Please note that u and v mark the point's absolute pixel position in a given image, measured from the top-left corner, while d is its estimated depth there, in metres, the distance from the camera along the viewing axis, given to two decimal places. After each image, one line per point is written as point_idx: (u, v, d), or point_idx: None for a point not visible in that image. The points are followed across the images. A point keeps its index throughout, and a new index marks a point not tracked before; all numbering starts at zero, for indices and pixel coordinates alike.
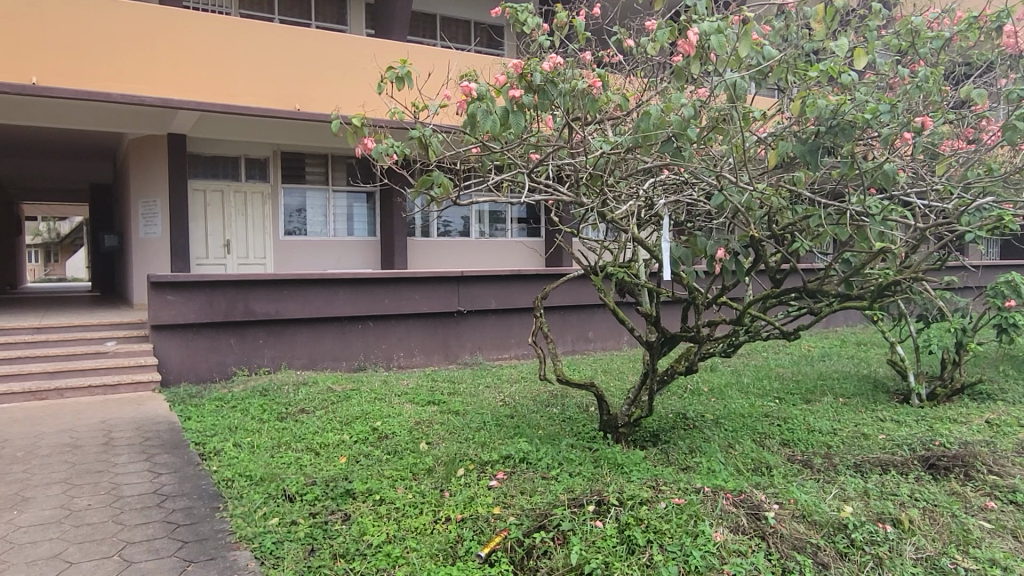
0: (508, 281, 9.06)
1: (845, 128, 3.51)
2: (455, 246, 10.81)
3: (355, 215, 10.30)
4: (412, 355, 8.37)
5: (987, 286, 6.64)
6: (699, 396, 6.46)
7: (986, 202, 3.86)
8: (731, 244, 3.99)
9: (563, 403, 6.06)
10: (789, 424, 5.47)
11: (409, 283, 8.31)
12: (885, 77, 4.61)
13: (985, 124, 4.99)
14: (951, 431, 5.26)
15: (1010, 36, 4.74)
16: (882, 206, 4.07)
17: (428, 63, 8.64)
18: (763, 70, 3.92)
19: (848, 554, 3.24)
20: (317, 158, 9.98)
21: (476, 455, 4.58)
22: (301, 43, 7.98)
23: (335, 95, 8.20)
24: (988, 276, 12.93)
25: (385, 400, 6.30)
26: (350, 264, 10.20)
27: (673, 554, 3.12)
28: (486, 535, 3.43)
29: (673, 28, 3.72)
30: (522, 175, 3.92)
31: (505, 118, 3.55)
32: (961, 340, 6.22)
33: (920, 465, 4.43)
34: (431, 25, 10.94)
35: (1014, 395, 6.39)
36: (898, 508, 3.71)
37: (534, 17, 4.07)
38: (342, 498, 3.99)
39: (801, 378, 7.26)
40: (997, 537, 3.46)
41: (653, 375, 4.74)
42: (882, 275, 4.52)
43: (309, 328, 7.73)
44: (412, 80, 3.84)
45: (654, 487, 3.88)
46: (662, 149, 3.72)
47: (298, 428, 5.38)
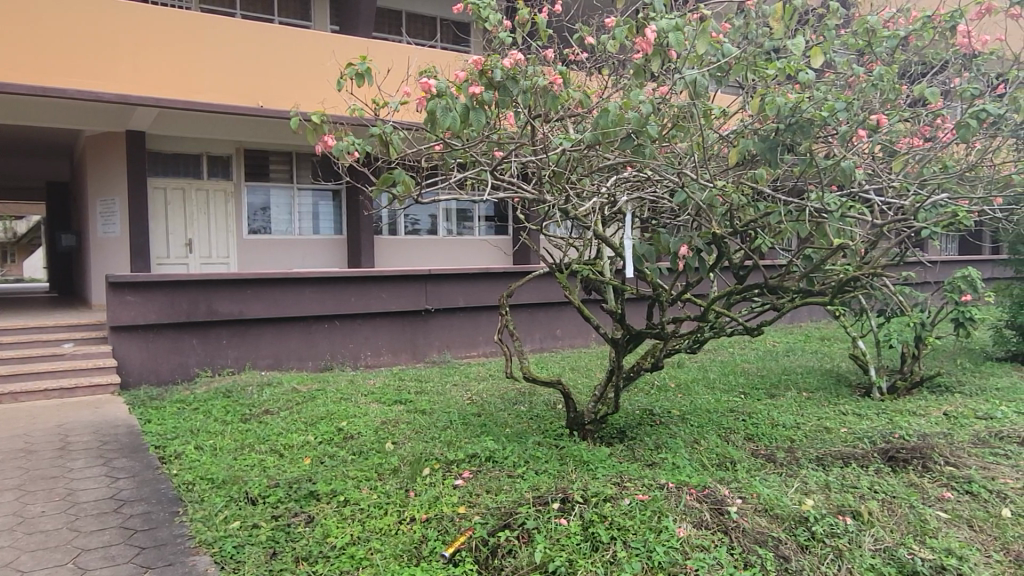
0: (476, 278, 9.03)
1: (804, 126, 3.58)
2: (423, 245, 10.75)
3: (320, 213, 10.19)
4: (379, 354, 8.30)
5: (945, 281, 6.71)
6: (666, 392, 6.51)
7: (940, 199, 3.97)
8: (694, 241, 4.02)
9: (531, 401, 6.05)
10: (754, 419, 5.54)
11: (375, 282, 8.24)
12: (842, 77, 4.69)
13: (941, 121, 5.04)
14: (910, 423, 5.36)
15: (964, 35, 4.85)
16: (841, 202, 4.11)
17: (389, 59, 8.57)
18: (723, 68, 3.91)
19: (809, 546, 3.28)
20: (281, 155, 9.84)
21: (442, 454, 4.55)
22: (263, 38, 7.86)
23: (295, 90, 8.10)
24: (946, 271, 13.22)
25: (351, 399, 6.24)
26: (316, 262, 10.09)
27: (637, 550, 3.14)
28: (450, 535, 3.41)
29: (633, 25, 3.67)
30: (485, 172, 3.89)
31: (464, 115, 3.43)
32: (920, 334, 6.32)
33: (879, 458, 4.50)
34: (397, 22, 10.84)
35: (969, 387, 6.53)
36: (857, 501, 3.77)
37: (496, 13, 4.02)
38: (306, 500, 3.93)
39: (766, 373, 7.36)
40: (953, 527, 3.54)
41: (618, 372, 4.74)
42: (842, 270, 4.58)
43: (274, 328, 7.62)
44: (373, 76, 3.76)
45: (617, 485, 3.88)
46: (622, 145, 3.70)
47: (262, 429, 5.30)
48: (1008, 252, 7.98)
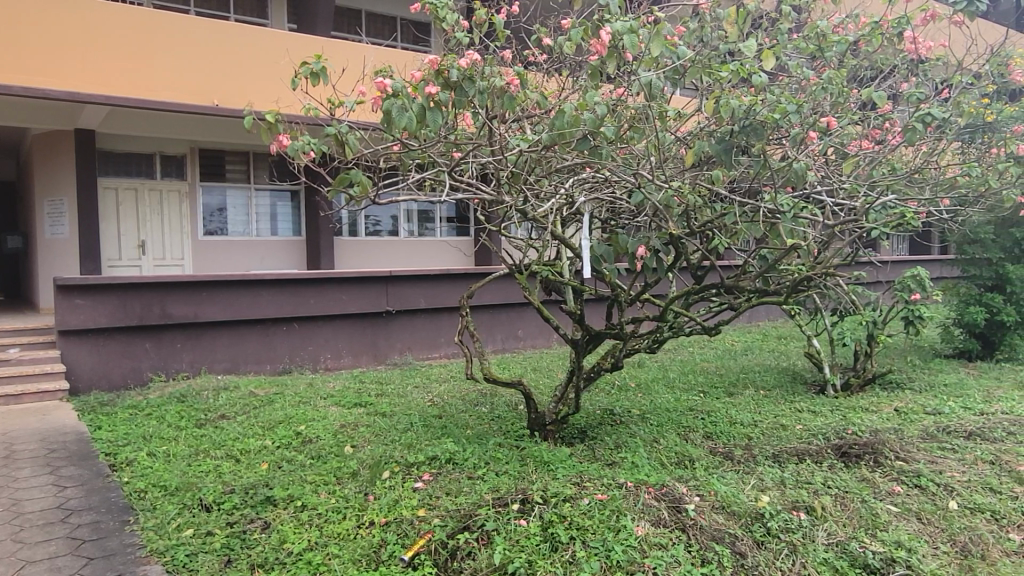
0: (437, 279, 8.98)
1: (757, 128, 3.65)
2: (383, 246, 10.67)
3: (278, 214, 10.04)
4: (339, 357, 8.21)
5: (895, 280, 6.86)
6: (626, 392, 6.56)
7: (888, 200, 4.11)
8: (652, 242, 4.05)
9: (492, 402, 6.04)
10: (713, 417, 5.61)
11: (335, 283, 8.15)
12: (794, 81, 4.79)
13: (890, 124, 5.15)
14: (863, 420, 5.49)
15: (911, 41, 4.98)
16: (794, 203, 4.19)
17: (345, 58, 8.49)
18: (678, 71, 3.95)
19: (764, 542, 3.34)
20: (237, 155, 9.67)
21: (402, 457, 4.51)
22: (218, 36, 7.72)
23: (249, 90, 7.97)
24: (897, 271, 13.60)
25: (309, 402, 6.16)
26: (274, 264, 9.93)
27: (595, 549, 3.16)
28: (409, 538, 3.38)
29: (589, 27, 3.68)
30: (442, 173, 3.86)
31: (421, 116, 3.41)
32: (873, 332, 6.46)
33: (833, 453, 4.59)
34: (357, 21, 10.75)
35: (919, 383, 6.72)
36: (811, 496, 3.85)
37: (453, 13, 4.00)
38: (262, 505, 3.86)
39: (724, 372, 7.47)
40: (902, 520, 3.63)
41: (579, 373, 4.76)
42: (796, 270, 4.67)
43: (230, 331, 7.48)
44: (328, 75, 3.71)
45: (577, 485, 3.89)
46: (579, 147, 3.72)
47: (217, 434, 5.19)
48: (955, 252, 8.22)
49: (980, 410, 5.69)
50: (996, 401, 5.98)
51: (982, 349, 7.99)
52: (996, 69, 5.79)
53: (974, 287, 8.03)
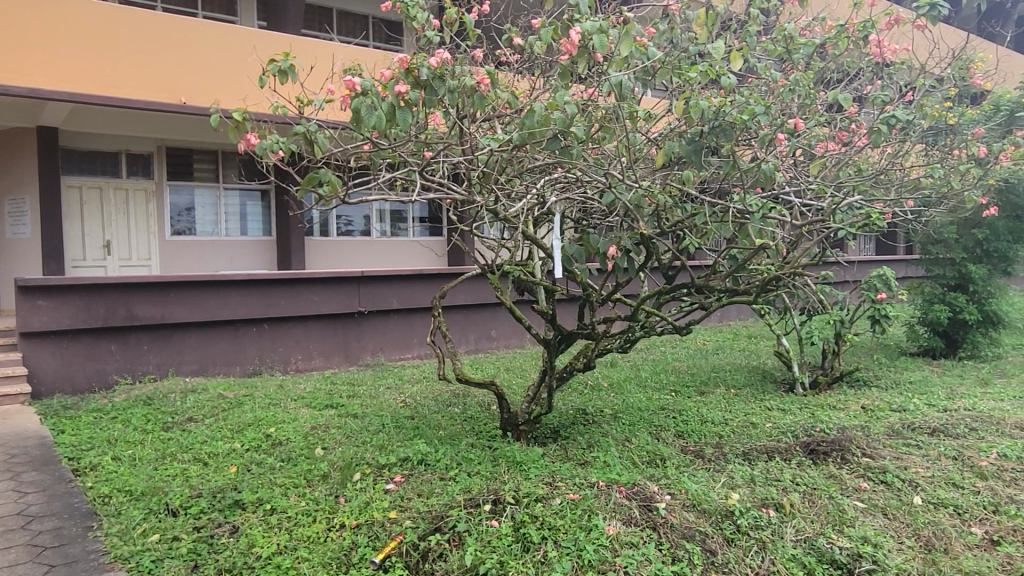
0: (410, 279, 8.94)
1: (726, 128, 3.69)
2: (355, 246, 10.59)
3: (248, 214, 9.92)
4: (310, 358, 8.13)
5: (861, 280, 6.95)
6: (598, 391, 6.58)
7: (853, 202, 4.17)
8: (623, 242, 4.08)
9: (465, 403, 6.01)
10: (684, 416, 5.65)
11: (306, 284, 8.07)
12: (763, 83, 4.85)
13: (856, 126, 5.23)
14: (830, 417, 5.57)
15: (876, 45, 5.07)
16: (762, 204, 4.24)
17: (314, 55, 8.42)
18: (647, 71, 3.97)
19: (734, 539, 3.37)
20: (205, 154, 9.53)
21: (373, 458, 4.47)
22: (184, 33, 7.60)
23: (216, 87, 7.85)
24: (863, 271, 13.84)
25: (279, 404, 6.09)
26: (244, 265, 9.81)
27: (567, 549, 3.16)
28: (381, 540, 3.35)
29: (559, 26, 3.68)
30: (413, 173, 3.84)
31: (390, 114, 3.38)
32: (840, 331, 6.56)
33: (802, 451, 4.65)
34: (328, 19, 10.66)
35: (885, 381, 6.85)
36: (780, 493, 3.90)
37: (423, 12, 3.98)
38: (230, 509, 3.81)
39: (695, 371, 7.53)
40: (869, 515, 3.68)
41: (551, 372, 4.76)
42: (765, 269, 4.73)
43: (198, 333, 7.37)
44: (297, 73, 3.66)
45: (549, 484, 3.89)
46: (549, 146, 3.73)
47: (185, 437, 5.11)
48: (920, 251, 8.38)
49: (944, 406, 5.81)
50: (959, 398, 6.11)
51: (946, 347, 8.15)
52: (958, 72, 5.91)
53: (938, 286, 8.19)
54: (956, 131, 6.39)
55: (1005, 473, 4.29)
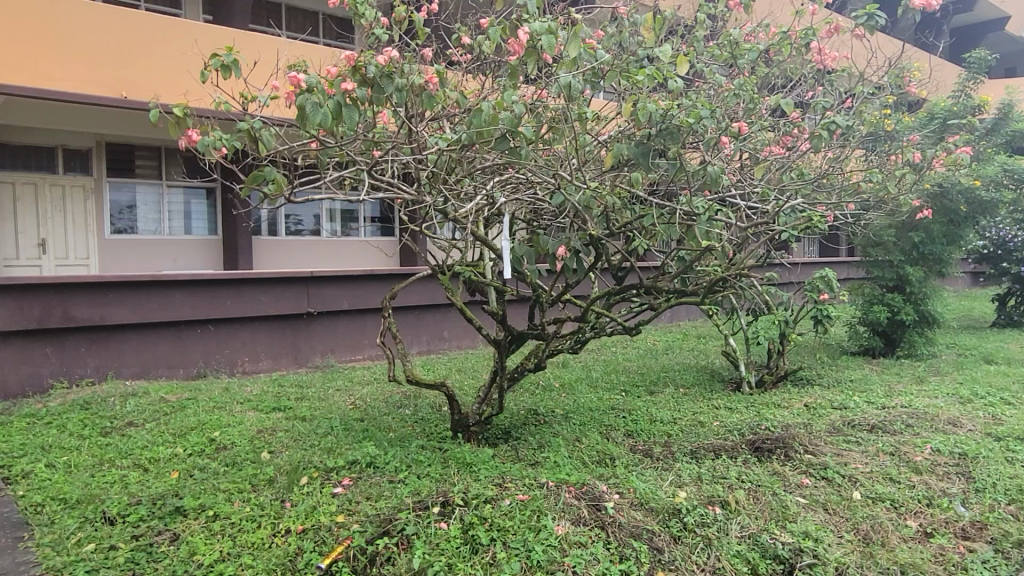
0: (360, 280, 8.83)
1: (673, 132, 3.73)
2: (305, 246, 10.43)
3: (192, 212, 9.68)
4: (257, 360, 7.95)
5: (805, 282, 7.13)
6: (549, 391, 6.61)
7: (795, 205, 4.32)
8: (572, 243, 4.08)
9: (415, 404, 5.97)
10: (634, 416, 5.71)
11: (253, 284, 7.90)
12: (709, 87, 4.93)
13: (799, 132, 5.37)
14: (775, 415, 5.70)
15: (818, 53, 5.21)
16: (708, 206, 4.30)
17: (257, 50, 8.24)
18: (596, 73, 3.98)
19: (681, 537, 3.42)
20: (148, 151, 9.26)
21: (321, 462, 4.40)
22: (123, 25, 7.36)
23: (155, 81, 7.61)
24: (807, 272, 14.23)
25: (224, 408, 5.93)
26: (188, 264, 9.56)
27: (516, 550, 3.16)
28: (327, 546, 3.30)
29: (508, 26, 3.66)
30: (361, 172, 3.77)
31: (336, 112, 3.31)
32: (785, 331, 6.72)
33: (747, 448, 4.73)
34: (277, 15, 10.47)
35: (827, 379, 7.04)
36: (726, 490, 3.97)
37: (372, 9, 3.92)
38: (171, 517, 3.69)
39: (645, 371, 7.61)
40: (810, 511, 3.78)
41: (502, 373, 4.75)
42: (712, 271, 4.81)
43: (139, 334, 7.15)
44: (241, 68, 3.57)
45: (499, 485, 3.89)
46: (498, 147, 3.71)
47: (124, 442, 4.94)
48: (860, 253, 8.64)
49: (882, 404, 6.00)
50: (897, 395, 6.32)
51: (885, 346, 8.43)
52: (894, 81, 6.13)
53: (878, 287, 8.45)
54: (893, 137, 6.62)
55: (938, 468, 4.45)
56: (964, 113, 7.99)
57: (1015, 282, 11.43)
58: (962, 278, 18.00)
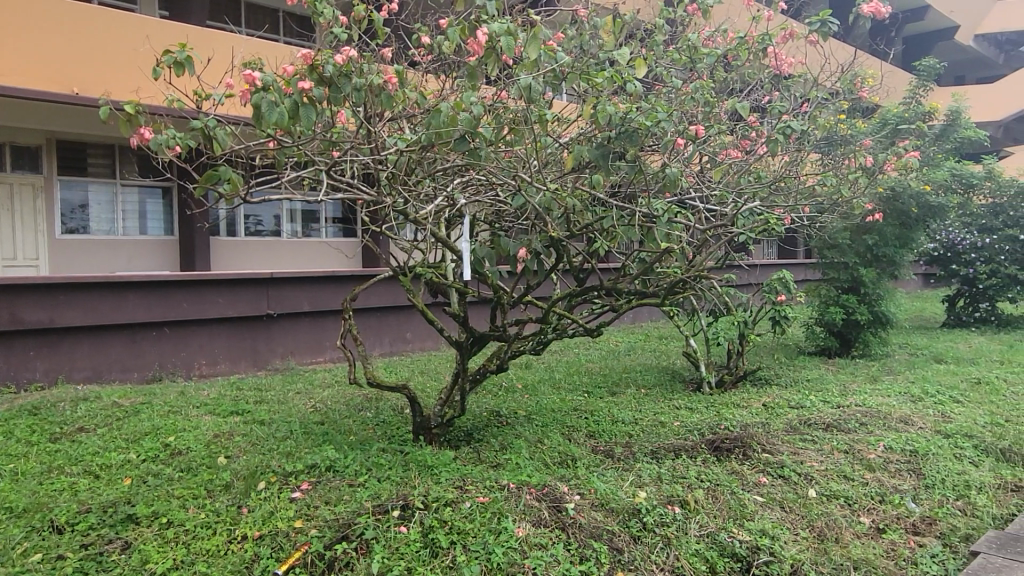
0: (321, 281, 8.73)
1: (632, 134, 3.76)
2: (265, 247, 10.28)
3: (147, 212, 9.46)
4: (215, 363, 7.80)
5: (763, 283, 7.24)
6: (512, 393, 6.61)
7: (752, 207, 4.39)
8: (533, 244, 4.12)
9: (377, 407, 5.91)
10: (596, 416, 5.74)
11: (210, 285, 7.75)
12: (668, 91, 4.99)
13: (756, 135, 5.46)
14: (734, 415, 5.79)
15: (774, 58, 5.30)
16: (668, 208, 4.35)
17: (211, 47, 8.10)
18: (557, 75, 3.99)
19: (641, 537, 3.44)
20: (100, 149, 9.03)
21: (279, 466, 4.33)
22: (71, 19, 7.16)
23: (105, 77, 7.41)
24: (765, 273, 14.48)
25: (180, 412, 5.80)
26: (144, 265, 9.35)
27: (476, 553, 3.15)
28: (285, 552, 3.25)
29: (467, 26, 3.65)
30: (320, 172, 3.72)
31: (293, 111, 3.26)
32: (744, 331, 6.82)
33: (707, 448, 4.79)
34: (236, 11, 10.30)
35: (785, 379, 7.17)
36: (685, 490, 4.01)
37: (330, 7, 3.87)
38: (122, 524, 3.59)
39: (607, 371, 7.66)
40: (767, 509, 3.83)
41: (464, 375, 4.73)
42: (672, 272, 4.85)
43: (91, 337, 6.97)
44: (194, 65, 3.49)
45: (459, 488, 3.87)
46: (457, 148, 3.70)
47: (74, 449, 4.80)
48: (816, 255, 8.82)
49: (837, 403, 6.12)
50: (851, 394, 6.46)
51: (840, 346, 8.62)
52: (848, 87, 6.27)
53: (833, 287, 8.63)
54: (847, 142, 6.78)
55: (890, 465, 4.55)
56: (914, 118, 8.20)
57: (963, 283, 11.78)
58: (913, 280, 18.50)
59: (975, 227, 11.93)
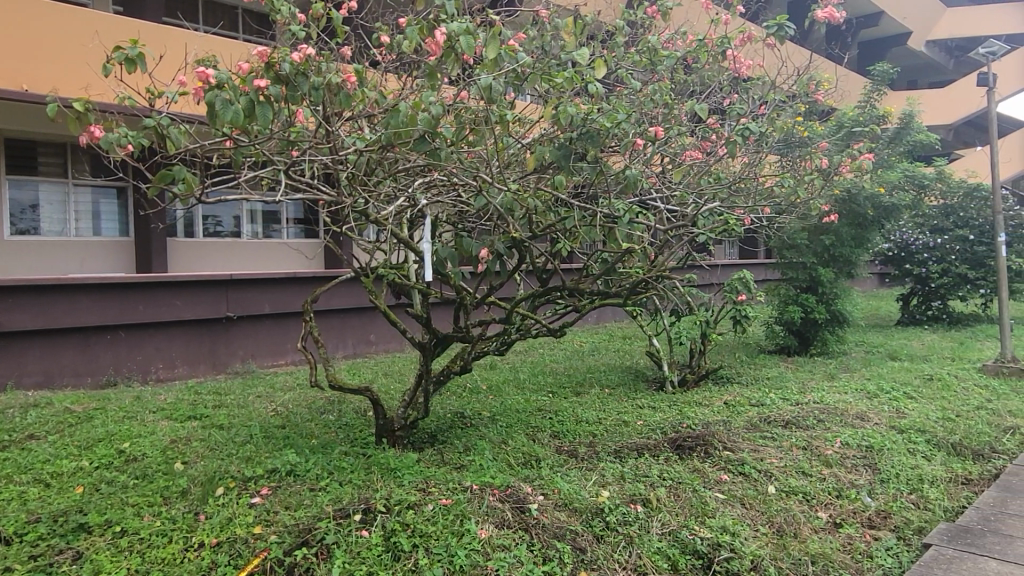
0: (282, 283, 8.61)
1: (593, 135, 3.78)
2: (225, 248, 10.10)
3: (101, 212, 9.25)
4: (172, 367, 7.63)
5: (724, 283, 7.31)
6: (477, 394, 6.59)
7: (712, 208, 4.44)
8: (495, 245, 4.10)
9: (339, 410, 5.84)
10: (560, 417, 5.75)
11: (167, 287, 7.59)
12: (629, 93, 5.03)
13: (716, 137, 5.53)
14: (696, 413, 5.85)
15: (733, 60, 5.38)
16: (629, 209, 4.38)
17: (164, 44, 7.93)
18: (517, 76, 3.99)
19: (604, 536, 3.45)
20: (52, 148, 8.80)
21: (238, 471, 4.24)
22: (16, 14, 6.94)
23: (53, 74, 7.20)
24: (726, 273, 14.69)
25: (135, 417, 5.67)
26: (98, 267, 9.12)
27: (438, 556, 3.13)
28: (243, 558, 3.19)
29: (426, 26, 3.63)
30: (278, 172, 3.65)
31: (248, 110, 3.21)
32: (706, 331, 6.90)
33: (669, 446, 4.83)
34: (193, 9, 10.11)
35: (746, 377, 7.27)
36: (648, 488, 4.04)
37: (287, 5, 3.81)
38: (74, 534, 3.48)
39: (572, 371, 7.69)
40: (728, 506, 3.88)
41: (428, 377, 4.69)
42: (634, 273, 4.89)
43: (43, 341, 6.77)
44: (147, 62, 3.41)
45: (422, 490, 3.84)
46: (417, 148, 3.67)
47: (23, 457, 4.65)
48: (776, 255, 8.97)
49: (796, 400, 6.23)
50: (809, 392, 6.58)
51: (799, 345, 8.79)
52: (805, 90, 6.39)
53: (792, 287, 8.78)
54: (805, 144, 6.90)
55: (846, 461, 4.64)
56: (869, 122, 8.40)
57: (916, 282, 12.08)
58: (869, 279, 18.95)
59: (927, 228, 12.26)
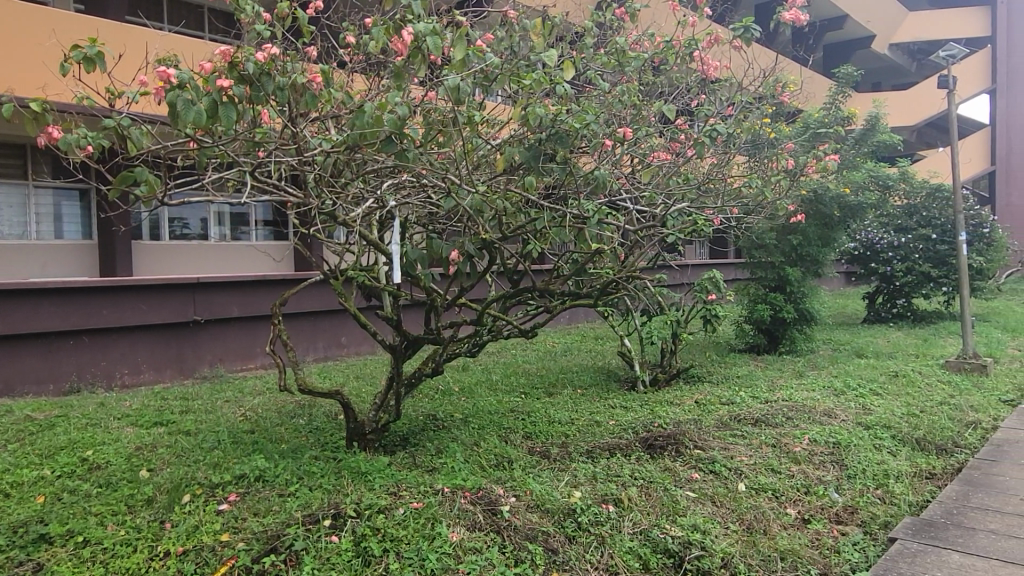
0: (251, 285, 8.50)
1: (561, 136, 3.79)
2: (192, 250, 9.94)
3: (63, 214, 9.06)
4: (138, 372, 7.49)
5: (695, 283, 7.35)
6: (449, 396, 6.56)
7: (681, 208, 4.48)
8: (465, 246, 4.08)
9: (309, 414, 5.78)
10: (532, 418, 5.75)
11: (132, 291, 7.45)
12: (598, 94, 5.04)
13: (685, 138, 5.57)
14: (667, 412, 5.89)
15: (700, 62, 5.42)
16: (598, 209, 4.39)
17: (125, 43, 7.80)
18: (485, 76, 3.99)
19: (576, 536, 3.45)
20: (11, 149, 8.60)
21: (206, 478, 4.17)
22: None
23: (9, 73, 7.03)
24: (696, 273, 14.81)
25: (99, 424, 5.55)
26: (61, 271, 8.91)
27: (409, 560, 3.10)
28: (210, 567, 3.13)
29: (392, 26, 3.61)
30: (243, 173, 3.60)
31: (211, 109, 3.15)
32: (676, 330, 6.95)
33: (641, 446, 4.85)
34: (158, 8, 9.95)
35: (717, 376, 7.34)
36: (619, 488, 4.05)
37: (251, 4, 3.76)
38: (34, 545, 3.39)
39: (544, 372, 7.69)
40: (699, 504, 3.91)
41: (399, 379, 4.65)
42: (604, 273, 4.90)
43: (2, 348, 6.59)
44: (106, 60, 3.33)
45: (393, 494, 3.81)
46: (385, 149, 3.64)
47: None
48: (745, 255, 9.06)
49: (765, 398, 6.30)
50: (778, 390, 6.66)
51: (769, 343, 8.89)
52: (771, 91, 6.48)
53: (761, 286, 8.87)
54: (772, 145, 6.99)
55: (814, 457, 4.71)
56: (834, 123, 8.53)
57: (882, 281, 12.31)
58: (836, 278, 19.28)
59: (892, 227, 12.48)
